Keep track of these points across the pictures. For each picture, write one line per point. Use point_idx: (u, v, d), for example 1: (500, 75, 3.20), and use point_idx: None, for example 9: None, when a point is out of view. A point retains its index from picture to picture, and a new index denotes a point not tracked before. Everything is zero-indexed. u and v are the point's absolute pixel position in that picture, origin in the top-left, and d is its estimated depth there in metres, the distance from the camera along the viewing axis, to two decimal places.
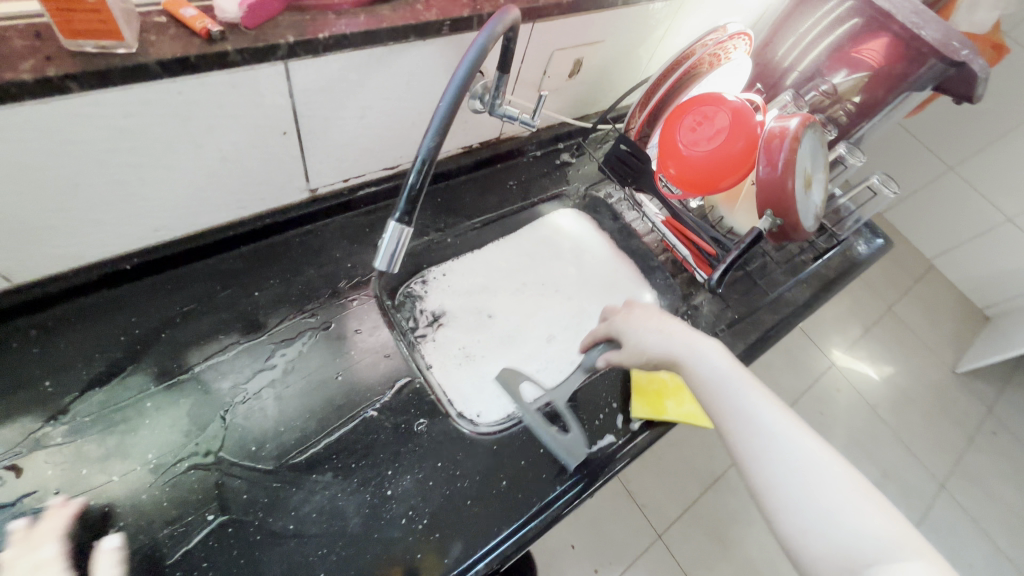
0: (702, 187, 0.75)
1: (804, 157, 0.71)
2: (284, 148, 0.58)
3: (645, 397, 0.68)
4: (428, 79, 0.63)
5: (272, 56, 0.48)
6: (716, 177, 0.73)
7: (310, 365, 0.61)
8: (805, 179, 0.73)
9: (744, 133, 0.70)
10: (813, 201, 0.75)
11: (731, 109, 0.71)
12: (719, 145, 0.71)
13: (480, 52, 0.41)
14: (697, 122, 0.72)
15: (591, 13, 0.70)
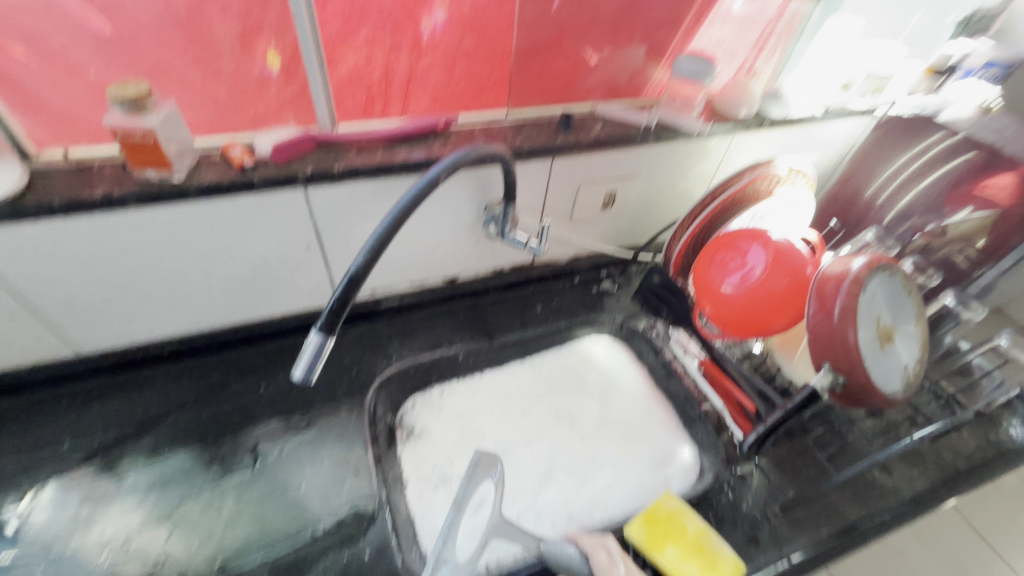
0: (748, 327, 0.65)
1: (873, 304, 0.58)
2: (309, 260, 0.66)
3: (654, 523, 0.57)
4: (446, 207, 0.67)
5: (292, 184, 0.56)
6: (763, 319, 0.63)
7: (281, 469, 0.61)
8: (882, 331, 0.58)
9: (788, 270, 0.61)
10: (897, 359, 0.59)
11: (771, 247, 0.62)
12: (761, 286, 0.62)
13: (430, 181, 0.46)
14: (731, 258, 0.64)
15: (617, 150, 0.71)
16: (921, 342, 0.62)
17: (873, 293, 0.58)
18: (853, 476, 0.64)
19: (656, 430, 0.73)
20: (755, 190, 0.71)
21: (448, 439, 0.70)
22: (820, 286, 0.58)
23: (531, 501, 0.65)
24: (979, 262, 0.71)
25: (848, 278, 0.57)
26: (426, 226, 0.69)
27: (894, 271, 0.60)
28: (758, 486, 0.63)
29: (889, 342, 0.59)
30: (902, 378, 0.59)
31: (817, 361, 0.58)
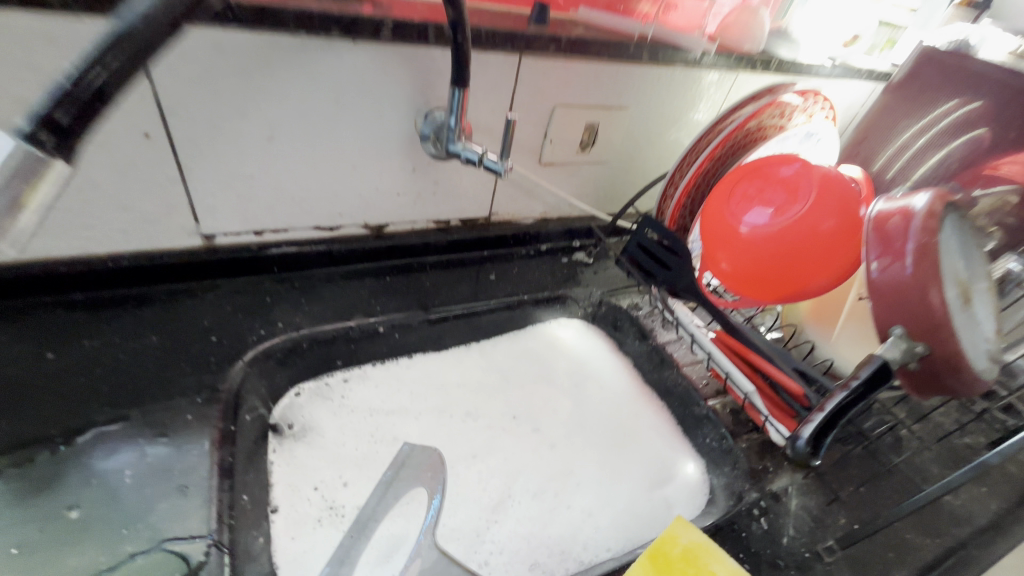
0: (780, 288, 0.48)
1: (949, 252, 0.43)
2: (150, 161, 0.43)
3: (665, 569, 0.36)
4: (368, 104, 0.48)
5: (109, 6, 0.35)
6: (803, 272, 0.46)
7: (34, 482, 0.34)
8: (962, 289, 0.43)
9: (834, 203, 0.45)
10: (977, 325, 0.44)
11: (807, 179, 0.46)
12: (797, 232, 0.46)
13: None
14: (756, 193, 0.47)
15: (603, 61, 0.55)
16: (994, 310, 0.47)
17: (948, 236, 0.43)
18: (919, 493, 0.46)
19: (651, 438, 0.53)
20: (767, 125, 0.56)
21: (351, 446, 0.47)
22: (880, 225, 0.42)
23: (477, 539, 0.43)
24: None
25: (922, 211, 0.41)
26: (339, 131, 0.48)
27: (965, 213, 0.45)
28: (801, 509, 0.44)
29: (970, 304, 0.43)
30: (988, 354, 0.43)
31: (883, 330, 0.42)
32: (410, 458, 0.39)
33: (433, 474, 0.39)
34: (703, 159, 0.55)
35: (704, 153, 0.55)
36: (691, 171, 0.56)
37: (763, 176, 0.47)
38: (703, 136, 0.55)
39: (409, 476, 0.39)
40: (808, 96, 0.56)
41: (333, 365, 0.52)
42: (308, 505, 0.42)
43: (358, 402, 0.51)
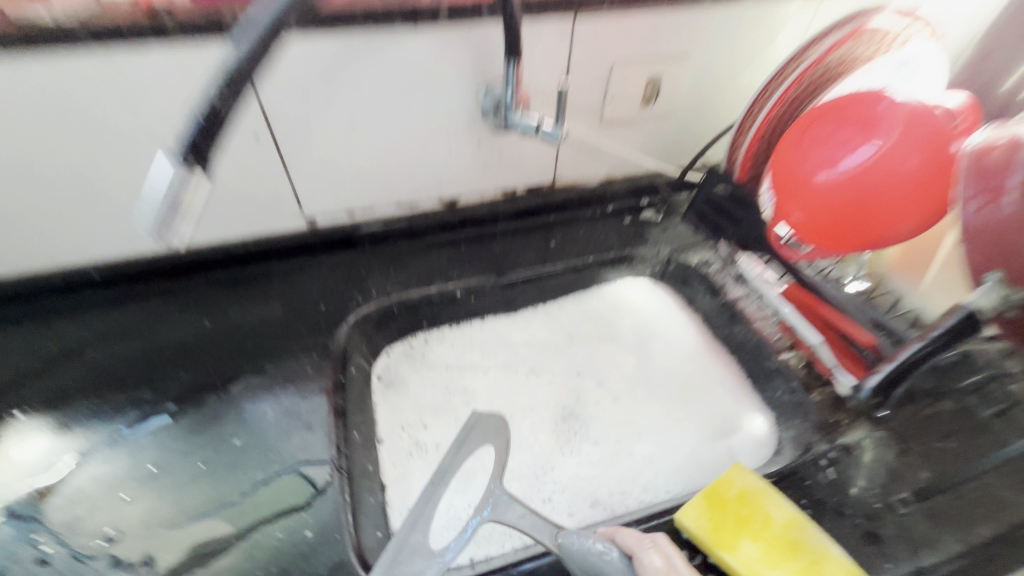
0: (852, 237, 0.46)
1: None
2: (259, 159, 0.51)
3: (719, 512, 0.38)
4: (438, 87, 0.51)
5: (218, 32, 0.41)
6: (880, 216, 0.44)
7: (208, 422, 0.46)
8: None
9: (924, 140, 0.41)
10: None
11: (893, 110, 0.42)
12: (879, 176, 0.42)
13: None
14: (832, 131, 0.44)
15: (665, 11, 0.52)
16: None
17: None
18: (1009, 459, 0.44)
19: (717, 392, 0.54)
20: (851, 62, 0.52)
21: (430, 394, 0.54)
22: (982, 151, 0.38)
23: (539, 481, 0.48)
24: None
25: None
26: (413, 118, 0.53)
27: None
28: (870, 466, 0.44)
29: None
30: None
31: (985, 269, 0.38)
32: (478, 425, 0.44)
33: (499, 433, 0.45)
34: (773, 103, 0.52)
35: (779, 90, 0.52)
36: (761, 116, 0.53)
37: (850, 113, 0.44)
38: (770, 80, 0.52)
39: (478, 435, 0.44)
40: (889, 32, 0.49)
41: (418, 326, 0.59)
42: (400, 441, 0.50)
43: (437, 357, 0.58)
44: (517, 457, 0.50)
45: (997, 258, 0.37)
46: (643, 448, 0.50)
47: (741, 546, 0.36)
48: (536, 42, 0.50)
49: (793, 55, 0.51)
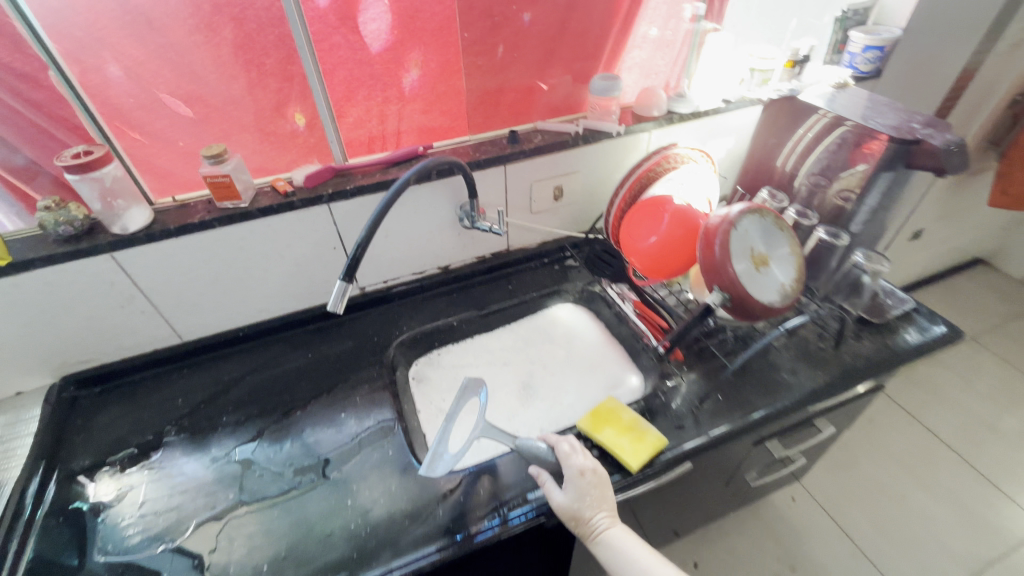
0: (662, 272, 0.85)
1: (746, 234, 0.78)
2: (335, 258, 0.91)
3: (597, 418, 0.76)
4: (433, 208, 0.91)
5: (320, 201, 0.82)
6: (672, 261, 0.83)
7: (323, 406, 0.82)
8: (756, 256, 0.78)
9: (685, 222, 0.81)
10: (771, 281, 0.78)
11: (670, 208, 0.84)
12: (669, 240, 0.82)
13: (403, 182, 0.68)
14: (645, 218, 0.84)
15: (555, 153, 0.95)
16: (797, 266, 0.80)
17: (748, 223, 0.78)
18: (758, 381, 0.82)
19: (611, 365, 0.92)
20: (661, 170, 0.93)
21: (444, 383, 0.92)
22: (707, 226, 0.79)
23: (511, 422, 0.85)
24: (862, 191, 0.86)
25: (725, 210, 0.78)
26: (420, 226, 0.93)
27: (766, 212, 0.80)
28: (685, 391, 0.82)
29: (763, 266, 0.78)
30: (780, 293, 0.77)
31: (712, 281, 0.77)
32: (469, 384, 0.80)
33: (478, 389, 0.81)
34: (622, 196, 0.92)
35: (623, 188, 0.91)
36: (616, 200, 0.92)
37: (652, 208, 0.84)
38: (619, 185, 0.92)
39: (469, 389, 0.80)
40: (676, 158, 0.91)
41: (433, 345, 0.96)
42: (430, 410, 0.87)
43: (446, 362, 0.95)
44: (497, 411, 0.87)
45: (715, 275, 0.76)
46: (569, 400, 0.88)
47: (604, 432, 0.74)
48: (482, 180, 0.92)
49: (629, 172, 0.92)
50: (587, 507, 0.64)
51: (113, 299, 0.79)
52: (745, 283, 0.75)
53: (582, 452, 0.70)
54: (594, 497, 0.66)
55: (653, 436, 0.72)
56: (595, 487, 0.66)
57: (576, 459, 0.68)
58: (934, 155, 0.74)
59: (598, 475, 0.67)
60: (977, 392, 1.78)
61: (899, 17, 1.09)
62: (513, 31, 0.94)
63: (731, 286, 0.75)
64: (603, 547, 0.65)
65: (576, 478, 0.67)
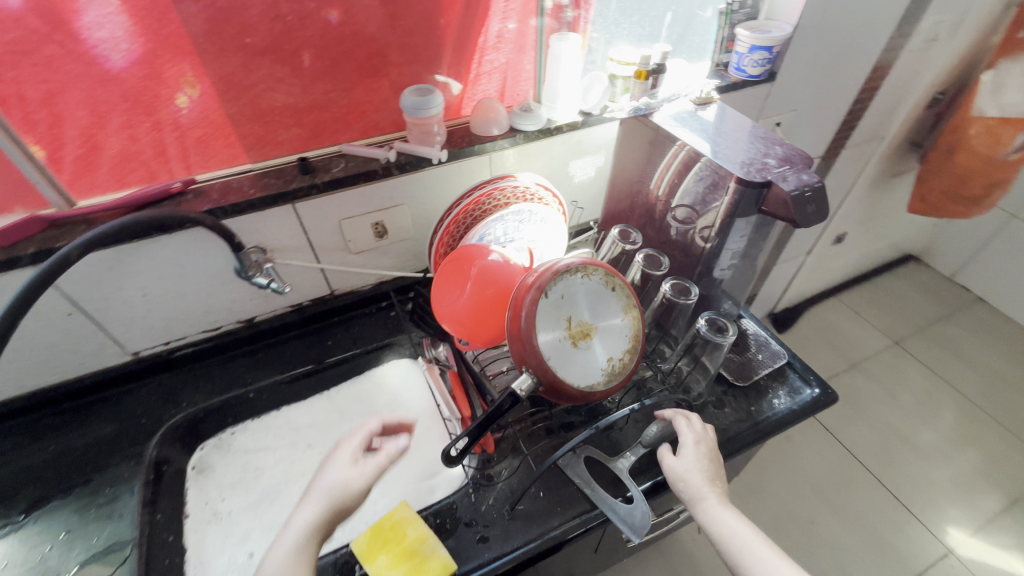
0: (477, 342, 0.69)
1: (564, 302, 0.63)
2: (77, 325, 0.71)
3: (375, 537, 0.61)
4: (203, 258, 0.73)
5: (18, 263, 0.63)
6: (484, 330, 0.67)
7: (47, 524, 0.65)
8: (575, 328, 0.63)
9: (497, 283, 0.67)
10: (591, 357, 0.63)
11: (482, 264, 0.68)
12: (475, 307, 0.66)
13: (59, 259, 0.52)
14: (452, 277, 0.69)
15: (362, 186, 0.77)
16: (630, 336, 0.66)
17: (566, 287, 0.63)
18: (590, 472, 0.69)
19: (434, 443, 0.76)
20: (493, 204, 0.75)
21: (229, 475, 0.74)
22: (516, 292, 0.63)
23: None
24: (716, 233, 0.73)
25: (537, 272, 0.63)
26: (192, 280, 0.75)
27: (592, 269, 0.65)
28: (501, 487, 0.67)
29: (583, 341, 0.63)
30: (603, 373, 0.64)
31: (519, 362, 0.62)
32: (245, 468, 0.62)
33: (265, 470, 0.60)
34: (438, 240, 0.74)
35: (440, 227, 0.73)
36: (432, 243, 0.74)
37: (462, 265, 0.69)
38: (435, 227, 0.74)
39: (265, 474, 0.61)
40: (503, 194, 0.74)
41: (225, 422, 0.79)
42: (201, 513, 0.70)
43: (239, 445, 0.77)
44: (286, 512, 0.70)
45: (520, 356, 0.61)
46: (375, 496, 0.72)
47: (376, 560, 0.59)
48: (265, 221, 0.74)
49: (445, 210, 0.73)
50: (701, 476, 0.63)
51: None
52: (555, 366, 0.61)
53: (696, 422, 0.68)
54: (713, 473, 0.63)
55: (436, 565, 0.58)
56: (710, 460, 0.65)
57: (689, 431, 0.67)
58: (783, 203, 0.60)
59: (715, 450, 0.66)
60: (896, 403, 1.73)
61: (790, 12, 0.94)
62: (321, 32, 0.69)
63: (536, 372, 0.60)
64: (712, 523, 0.59)
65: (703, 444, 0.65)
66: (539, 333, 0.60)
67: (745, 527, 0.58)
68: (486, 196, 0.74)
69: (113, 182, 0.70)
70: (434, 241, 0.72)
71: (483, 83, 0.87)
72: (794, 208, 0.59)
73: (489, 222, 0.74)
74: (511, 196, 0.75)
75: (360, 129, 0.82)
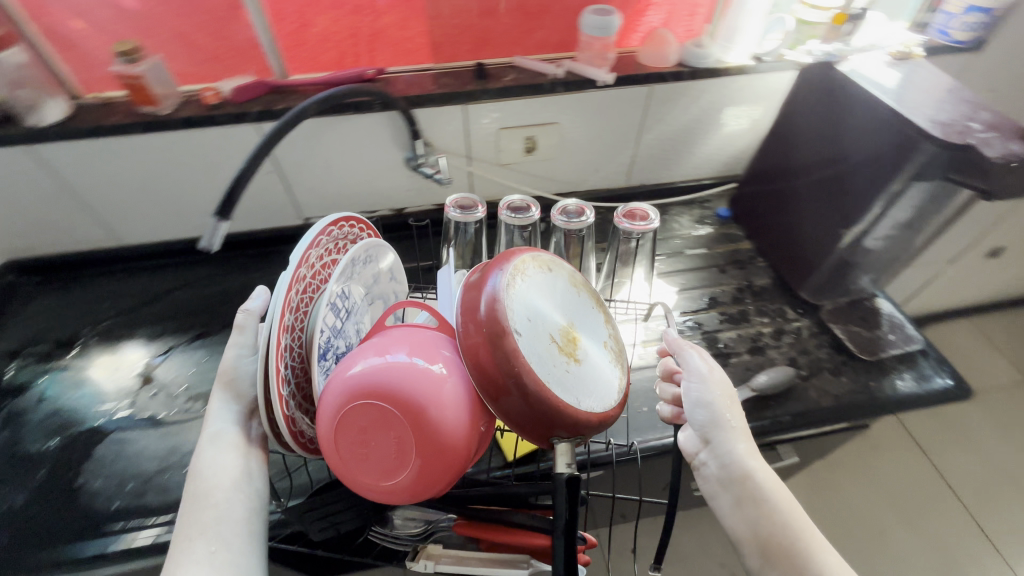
0: (450, 475, 0.48)
1: (536, 323, 0.51)
2: (272, 183, 0.84)
3: None
4: (376, 144, 0.82)
5: (245, 120, 0.74)
6: (450, 445, 0.47)
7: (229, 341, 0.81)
8: (563, 342, 0.53)
9: (406, 399, 0.46)
10: (591, 364, 0.54)
11: (376, 391, 0.47)
12: (434, 435, 0.46)
13: (299, 112, 0.59)
14: (362, 435, 0.47)
15: (529, 97, 0.81)
16: (593, 308, 0.60)
17: (523, 309, 0.51)
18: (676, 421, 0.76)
19: None
20: (311, 277, 0.57)
21: None
22: (476, 358, 0.47)
23: None
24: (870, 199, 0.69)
25: (478, 321, 0.48)
26: (364, 160, 0.84)
27: (522, 263, 0.55)
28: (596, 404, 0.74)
29: (574, 347, 0.54)
30: (605, 365, 0.56)
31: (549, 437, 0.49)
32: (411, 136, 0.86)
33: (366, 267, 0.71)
34: (279, 411, 0.49)
35: (267, 359, 0.48)
36: (274, 396, 0.48)
37: (358, 417, 0.47)
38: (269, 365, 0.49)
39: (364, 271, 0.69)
40: (309, 260, 0.56)
41: None
42: None
43: None
44: None
45: (548, 429, 0.47)
46: None
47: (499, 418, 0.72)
48: (436, 117, 0.80)
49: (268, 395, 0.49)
50: (719, 432, 0.52)
51: (43, 195, 0.78)
52: (584, 403, 0.50)
53: (709, 361, 0.56)
54: (735, 429, 0.52)
55: None
56: (731, 405, 0.53)
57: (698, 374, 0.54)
58: (979, 168, 0.57)
59: (730, 389, 0.54)
60: (1014, 446, 1.54)
61: None
62: None
63: (582, 428, 0.49)
64: (744, 490, 0.49)
65: (714, 390, 0.53)
66: (548, 383, 0.48)
67: (774, 501, 0.48)
68: (305, 264, 0.55)
69: (316, 60, 0.80)
70: (279, 419, 0.47)
71: (651, 14, 0.84)
72: (992, 175, 0.56)
73: (325, 304, 0.55)
74: (331, 248, 0.61)
75: (528, 46, 0.84)
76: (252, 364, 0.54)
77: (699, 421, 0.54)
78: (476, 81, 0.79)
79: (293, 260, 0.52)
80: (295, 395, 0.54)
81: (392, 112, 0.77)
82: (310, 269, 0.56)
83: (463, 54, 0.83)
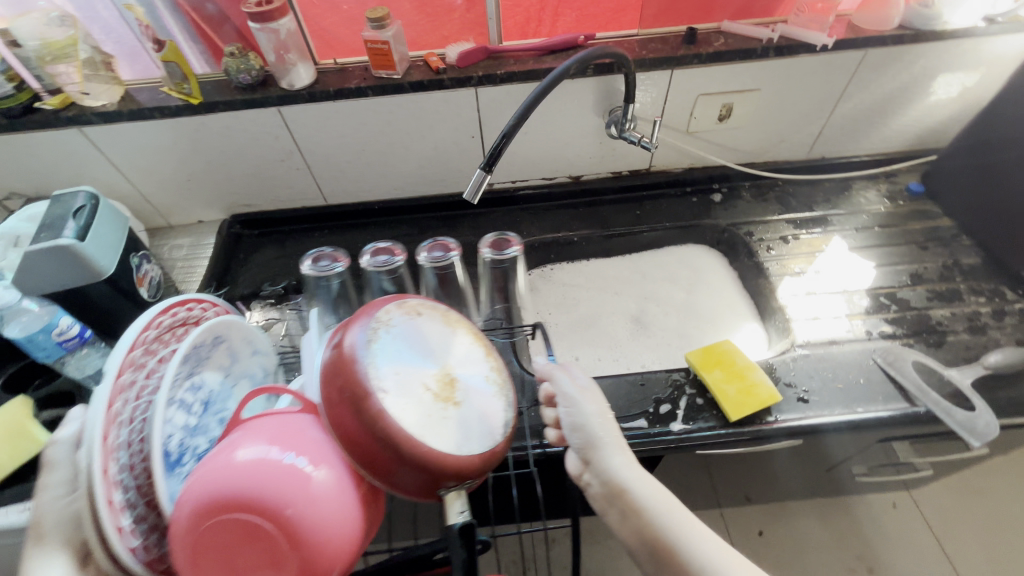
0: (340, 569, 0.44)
1: (406, 373, 0.48)
2: (473, 147, 0.88)
3: (708, 356, 0.72)
4: (580, 109, 0.84)
5: (467, 83, 0.78)
6: (329, 543, 0.43)
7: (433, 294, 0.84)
8: (436, 389, 0.49)
9: (280, 505, 0.42)
10: (473, 406, 0.50)
11: (243, 503, 0.41)
12: (311, 538, 0.42)
13: (562, 70, 0.63)
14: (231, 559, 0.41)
15: (738, 62, 0.80)
16: (486, 352, 0.56)
17: (392, 364, 0.48)
18: None
19: (732, 318, 0.86)
20: (150, 364, 0.51)
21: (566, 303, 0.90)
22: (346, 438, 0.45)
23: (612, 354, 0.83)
24: None
25: (340, 386, 0.46)
26: (562, 125, 0.86)
27: (385, 314, 0.52)
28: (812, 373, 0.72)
29: (454, 392, 0.50)
30: (492, 394, 0.53)
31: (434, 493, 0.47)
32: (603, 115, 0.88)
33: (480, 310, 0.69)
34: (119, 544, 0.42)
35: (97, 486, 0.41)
36: (109, 529, 0.41)
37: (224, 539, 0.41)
38: None
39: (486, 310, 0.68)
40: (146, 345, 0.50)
41: (549, 258, 0.94)
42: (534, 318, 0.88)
43: (557, 281, 0.93)
44: (594, 345, 0.85)
45: (433, 486, 0.46)
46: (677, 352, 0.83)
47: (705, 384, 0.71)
48: (642, 82, 0.81)
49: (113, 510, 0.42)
50: (602, 448, 0.55)
51: (277, 155, 0.86)
52: (466, 447, 0.47)
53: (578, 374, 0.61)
54: (610, 444, 0.55)
55: (765, 391, 0.67)
56: (605, 416, 0.57)
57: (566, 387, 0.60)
58: None
59: (602, 402, 0.59)
60: None
61: None
62: None
63: (468, 472, 0.47)
64: (634, 511, 0.50)
65: (589, 404, 0.57)
66: (423, 437, 0.45)
67: (679, 518, 0.49)
68: (133, 360, 0.48)
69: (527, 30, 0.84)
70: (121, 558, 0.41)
71: None
72: None
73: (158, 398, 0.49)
74: (173, 327, 0.55)
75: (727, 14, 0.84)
76: (67, 502, 0.45)
77: (585, 441, 0.56)
78: (688, 45, 0.79)
79: (109, 366, 0.45)
80: (143, 514, 0.46)
81: (613, 76, 0.79)
82: (144, 357, 0.50)
83: (668, 20, 0.83)
